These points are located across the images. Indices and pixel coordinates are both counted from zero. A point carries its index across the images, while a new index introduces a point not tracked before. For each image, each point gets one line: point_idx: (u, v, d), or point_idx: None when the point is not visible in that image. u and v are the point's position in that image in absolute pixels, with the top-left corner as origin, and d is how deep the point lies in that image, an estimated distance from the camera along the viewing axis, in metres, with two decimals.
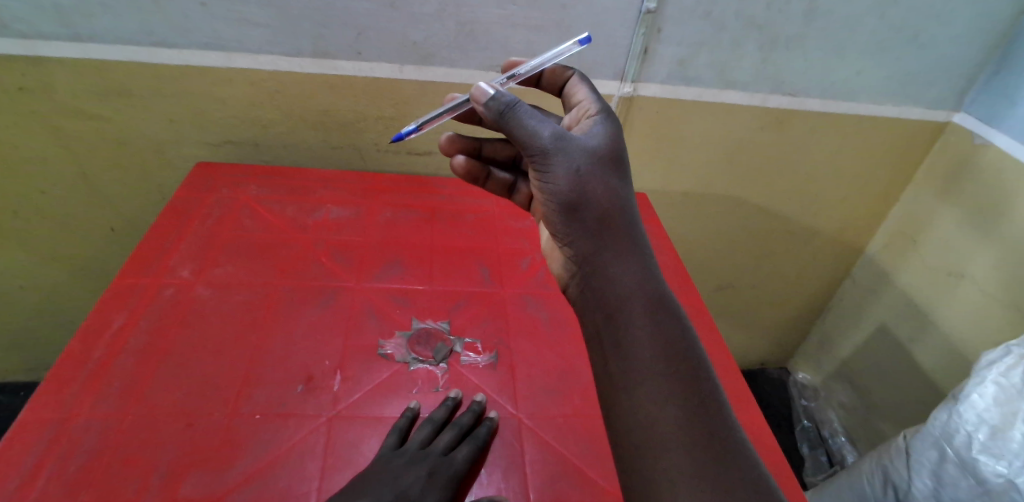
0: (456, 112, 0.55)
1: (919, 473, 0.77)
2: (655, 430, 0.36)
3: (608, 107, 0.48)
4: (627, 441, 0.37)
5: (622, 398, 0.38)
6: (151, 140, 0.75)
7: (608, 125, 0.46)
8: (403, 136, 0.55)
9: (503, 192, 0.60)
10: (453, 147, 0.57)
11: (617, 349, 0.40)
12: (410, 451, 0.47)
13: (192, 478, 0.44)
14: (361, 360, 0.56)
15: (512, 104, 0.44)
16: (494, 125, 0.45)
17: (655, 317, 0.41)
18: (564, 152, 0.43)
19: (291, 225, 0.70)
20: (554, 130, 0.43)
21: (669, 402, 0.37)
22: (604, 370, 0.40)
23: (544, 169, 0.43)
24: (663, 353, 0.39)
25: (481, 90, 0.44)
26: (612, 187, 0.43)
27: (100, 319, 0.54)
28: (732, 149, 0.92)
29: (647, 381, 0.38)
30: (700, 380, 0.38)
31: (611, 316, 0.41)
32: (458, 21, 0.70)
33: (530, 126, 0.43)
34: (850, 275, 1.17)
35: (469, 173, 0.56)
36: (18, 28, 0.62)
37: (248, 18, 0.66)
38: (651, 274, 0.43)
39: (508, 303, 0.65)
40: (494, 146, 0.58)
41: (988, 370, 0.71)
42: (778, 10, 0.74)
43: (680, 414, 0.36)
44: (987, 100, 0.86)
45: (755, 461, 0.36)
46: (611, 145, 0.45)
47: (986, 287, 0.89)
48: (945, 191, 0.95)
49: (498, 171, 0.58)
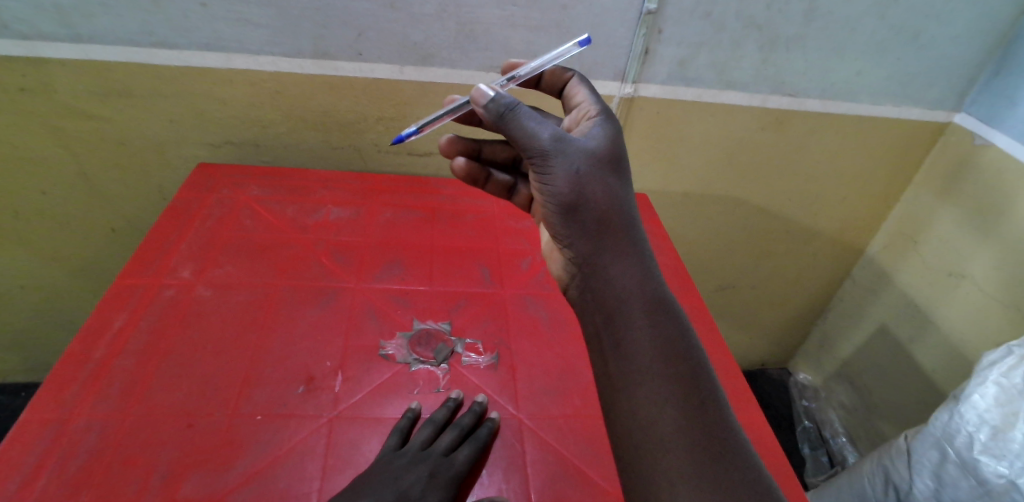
0: (456, 114, 0.55)
1: (920, 474, 0.77)
2: (655, 431, 0.36)
3: (608, 108, 0.48)
4: (628, 442, 0.37)
5: (622, 399, 0.38)
6: (151, 141, 0.75)
7: (608, 127, 0.46)
8: (404, 138, 0.55)
9: (504, 194, 0.60)
10: (453, 149, 0.57)
11: (617, 350, 0.40)
12: (412, 451, 0.47)
13: (192, 478, 0.44)
14: (362, 360, 0.56)
15: (512, 106, 0.44)
16: (493, 127, 0.45)
17: (655, 318, 0.41)
18: (563, 153, 0.43)
19: (291, 226, 0.70)
20: (554, 132, 0.43)
21: (669, 403, 0.37)
22: (604, 371, 0.40)
23: (543, 171, 0.43)
24: (663, 354, 0.39)
25: (481, 92, 0.44)
26: (612, 188, 0.43)
27: (100, 319, 0.54)
28: (732, 149, 0.92)
29: (647, 382, 0.38)
30: (700, 381, 0.38)
31: (611, 318, 0.41)
32: (458, 22, 0.70)
33: (529, 127, 0.43)
34: (850, 276, 1.17)
35: (470, 175, 0.56)
36: (18, 28, 0.62)
37: (248, 18, 0.66)
38: (651, 275, 0.43)
39: (509, 303, 0.65)
40: (494, 147, 0.58)
41: (989, 370, 0.71)
42: (778, 10, 0.74)
43: (680, 415, 0.36)
44: (988, 100, 0.86)
45: (755, 461, 0.36)
46: (611, 147, 0.45)
47: (987, 287, 0.89)
48: (946, 192, 0.95)
49: (498, 172, 0.58)
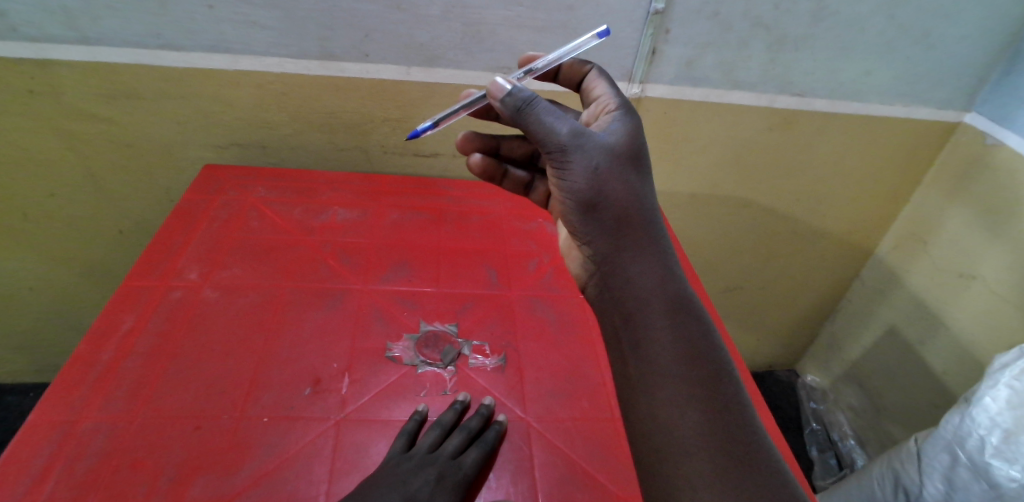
0: (471, 108, 0.55)
1: (930, 477, 0.76)
2: (675, 434, 0.36)
3: (627, 102, 0.48)
4: (647, 445, 0.37)
5: (642, 401, 0.38)
6: (158, 143, 0.75)
7: (628, 121, 0.46)
8: (419, 133, 0.55)
9: (519, 191, 0.60)
10: (468, 146, 0.57)
11: (636, 350, 0.40)
12: (419, 455, 0.47)
13: (199, 481, 0.44)
14: (369, 362, 0.56)
15: (529, 100, 0.43)
16: (510, 121, 0.45)
17: (674, 318, 0.40)
18: (582, 149, 0.42)
19: (298, 227, 0.69)
20: (573, 126, 0.43)
21: (690, 405, 0.36)
22: (622, 371, 0.40)
23: (562, 166, 0.43)
24: (684, 355, 0.38)
25: (498, 85, 0.44)
26: (631, 185, 0.43)
27: (109, 321, 0.54)
28: (739, 150, 0.91)
29: (667, 384, 0.37)
30: (721, 383, 0.38)
31: (630, 318, 0.41)
32: (464, 23, 0.69)
33: (547, 122, 0.43)
34: (859, 276, 1.16)
35: (485, 171, 0.56)
36: (28, 31, 0.63)
37: (254, 20, 0.66)
38: (671, 274, 0.43)
39: (516, 305, 0.64)
40: (511, 143, 0.58)
41: (1001, 373, 0.70)
42: (786, 11, 0.74)
43: (701, 418, 0.36)
44: (998, 100, 0.85)
45: (780, 466, 0.35)
46: (631, 142, 0.44)
47: (998, 289, 0.88)
48: (956, 192, 0.94)
49: (514, 169, 0.58)
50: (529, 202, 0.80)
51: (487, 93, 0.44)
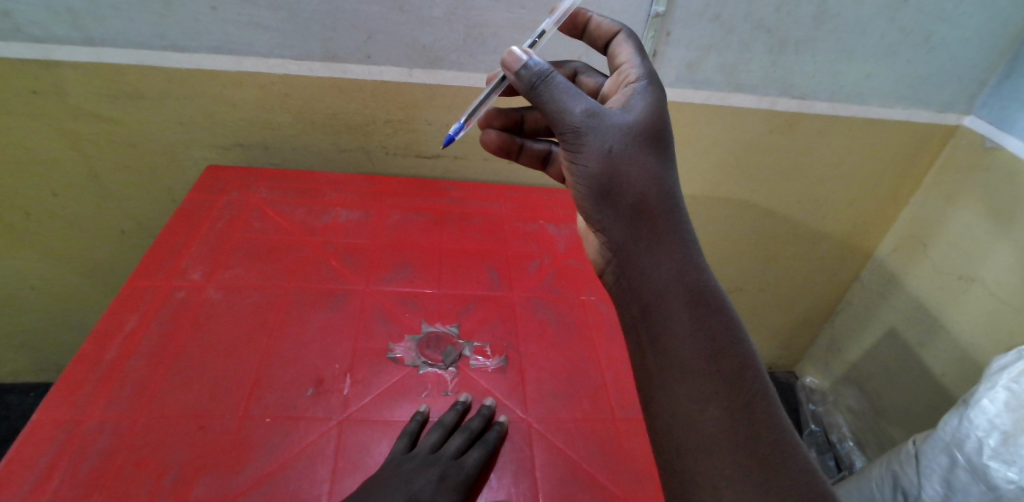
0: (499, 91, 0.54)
1: (929, 480, 0.76)
2: (696, 430, 0.36)
3: (649, 74, 0.48)
4: (667, 439, 0.37)
5: (661, 395, 0.38)
6: (163, 144, 0.76)
7: (649, 96, 0.46)
8: (453, 136, 0.54)
9: (537, 165, 0.59)
10: (493, 121, 0.59)
11: (655, 343, 0.40)
12: (421, 455, 0.47)
13: (204, 480, 0.44)
14: (371, 362, 0.56)
15: (545, 76, 0.44)
16: (525, 97, 0.45)
17: (695, 308, 0.40)
18: (595, 131, 0.43)
19: (300, 228, 0.70)
20: (587, 106, 0.43)
21: (711, 401, 0.36)
22: (641, 363, 0.41)
23: (576, 150, 0.44)
24: (705, 348, 0.38)
25: (514, 57, 0.44)
26: (648, 167, 0.43)
27: (114, 321, 0.55)
28: (741, 152, 0.91)
29: (687, 380, 0.38)
30: (745, 377, 0.38)
31: (647, 310, 0.41)
32: (467, 25, 0.70)
33: (561, 102, 0.43)
34: (859, 278, 1.16)
35: (501, 146, 0.57)
36: (32, 32, 0.63)
37: (258, 21, 0.66)
38: (693, 262, 0.42)
39: (517, 306, 0.65)
40: (535, 117, 0.60)
41: (999, 376, 0.71)
42: (787, 13, 0.74)
43: (722, 415, 0.36)
44: (998, 104, 0.86)
45: (806, 466, 0.35)
46: (650, 120, 0.44)
47: (998, 292, 0.88)
48: (956, 194, 0.94)
49: (532, 142, 0.58)
50: (530, 205, 0.80)
51: (502, 65, 0.45)
